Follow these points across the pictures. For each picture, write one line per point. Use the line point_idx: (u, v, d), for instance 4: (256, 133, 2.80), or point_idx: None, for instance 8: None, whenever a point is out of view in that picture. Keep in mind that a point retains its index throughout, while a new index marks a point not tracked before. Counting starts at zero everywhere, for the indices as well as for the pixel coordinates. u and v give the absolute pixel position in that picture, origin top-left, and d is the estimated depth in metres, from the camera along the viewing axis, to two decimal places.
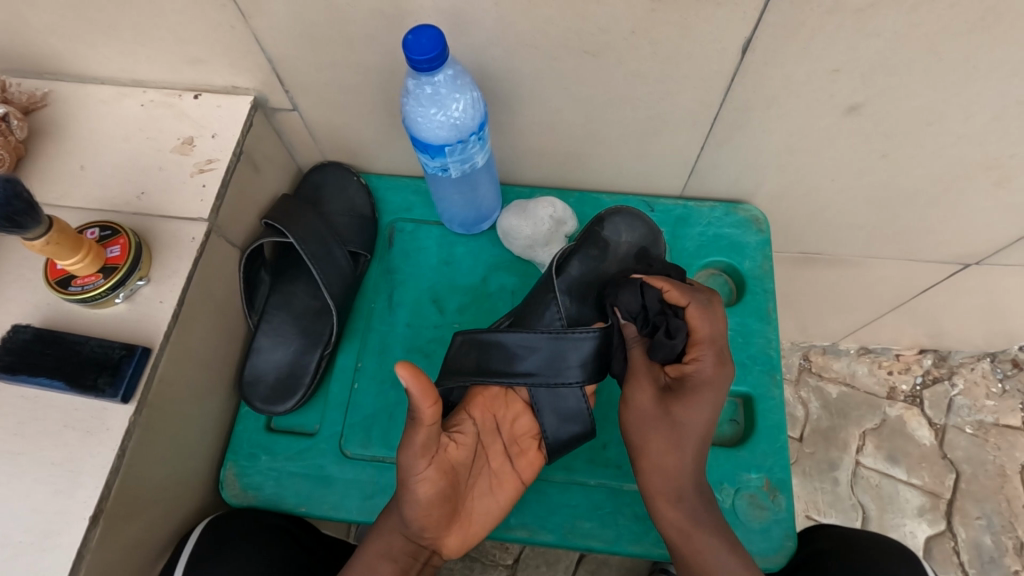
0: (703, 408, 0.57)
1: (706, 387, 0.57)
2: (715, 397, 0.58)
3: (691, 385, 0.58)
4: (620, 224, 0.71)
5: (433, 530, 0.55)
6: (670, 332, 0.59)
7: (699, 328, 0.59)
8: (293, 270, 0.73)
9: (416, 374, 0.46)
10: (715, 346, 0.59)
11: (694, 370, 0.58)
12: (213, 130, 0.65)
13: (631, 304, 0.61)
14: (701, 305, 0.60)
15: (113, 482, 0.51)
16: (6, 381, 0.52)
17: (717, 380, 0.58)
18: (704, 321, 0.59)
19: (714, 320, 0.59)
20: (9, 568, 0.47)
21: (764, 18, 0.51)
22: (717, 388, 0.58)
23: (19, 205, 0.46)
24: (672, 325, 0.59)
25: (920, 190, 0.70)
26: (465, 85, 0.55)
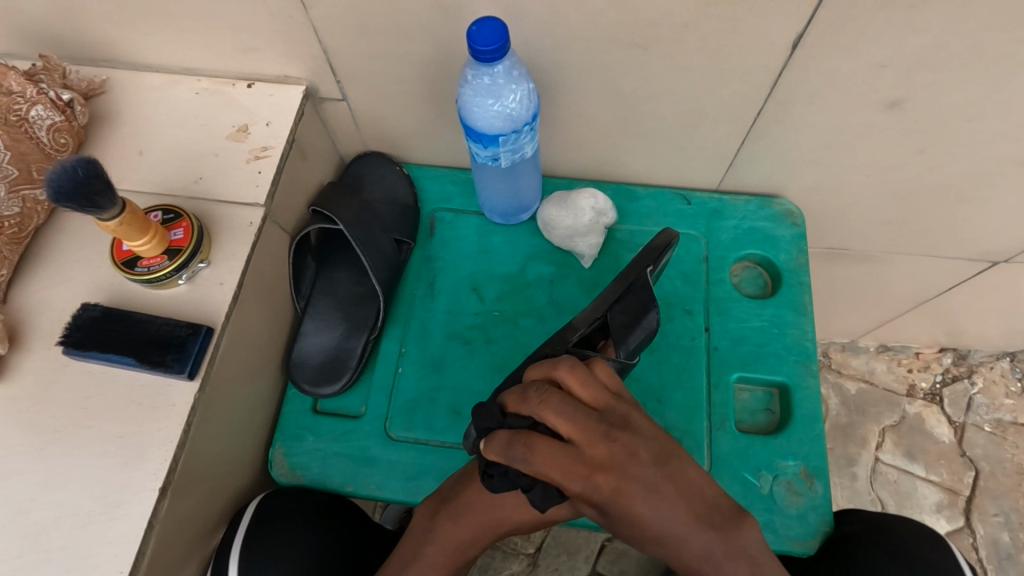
0: (650, 492, 0.46)
1: (629, 489, 0.45)
2: (648, 490, 0.46)
3: (607, 492, 0.45)
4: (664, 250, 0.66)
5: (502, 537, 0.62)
6: (519, 470, 0.47)
7: (559, 426, 0.45)
8: (338, 257, 0.75)
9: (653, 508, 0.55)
10: (579, 467, 0.44)
11: (616, 494, 0.45)
12: (266, 117, 0.67)
13: (487, 425, 0.49)
14: (540, 407, 0.45)
15: (179, 457, 0.52)
16: (76, 357, 0.54)
17: (623, 478, 0.45)
18: (591, 449, 0.45)
19: (591, 383, 0.47)
20: (81, 536, 0.49)
21: (815, 14, 0.52)
22: (632, 483, 0.46)
23: (98, 185, 0.48)
24: (532, 449, 0.47)
25: (954, 187, 0.71)
26: (521, 77, 0.57)
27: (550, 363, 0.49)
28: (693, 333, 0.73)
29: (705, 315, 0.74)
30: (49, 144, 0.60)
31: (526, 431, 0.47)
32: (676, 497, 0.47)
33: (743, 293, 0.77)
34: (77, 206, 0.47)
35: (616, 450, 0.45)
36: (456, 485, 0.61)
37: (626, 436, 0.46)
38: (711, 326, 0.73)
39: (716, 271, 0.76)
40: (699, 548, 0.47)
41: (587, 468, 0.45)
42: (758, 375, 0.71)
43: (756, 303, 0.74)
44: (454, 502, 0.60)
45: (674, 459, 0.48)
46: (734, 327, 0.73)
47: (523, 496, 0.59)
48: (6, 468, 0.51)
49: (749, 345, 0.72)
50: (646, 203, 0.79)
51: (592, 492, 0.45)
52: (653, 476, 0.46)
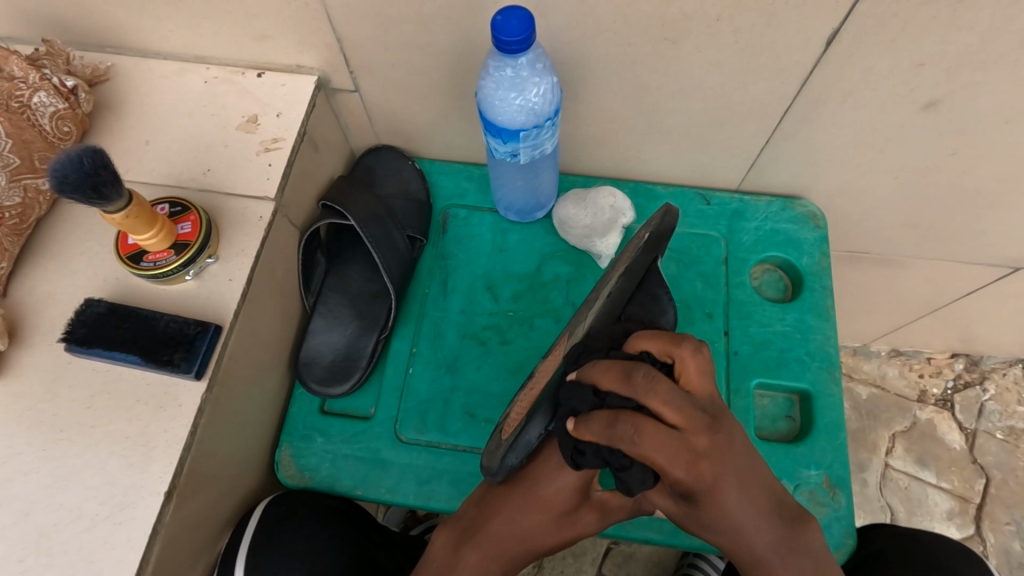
0: (736, 468, 0.41)
1: (725, 459, 0.41)
2: (740, 481, 0.41)
3: (703, 477, 0.40)
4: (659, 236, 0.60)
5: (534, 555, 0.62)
6: (629, 489, 0.42)
7: (669, 413, 0.40)
8: (349, 253, 0.73)
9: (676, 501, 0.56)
10: (686, 452, 0.39)
11: (707, 487, 0.41)
12: (277, 108, 0.65)
13: (595, 461, 0.45)
14: (650, 384, 0.40)
15: (186, 459, 0.50)
16: (79, 354, 0.52)
17: (721, 467, 0.40)
18: (657, 449, 0.39)
19: (677, 397, 0.40)
20: (83, 542, 0.47)
21: (855, 8, 0.50)
22: (727, 473, 0.41)
23: (105, 176, 0.45)
24: (629, 480, 0.42)
25: (983, 191, 0.69)
26: (545, 70, 0.55)
27: (607, 416, 0.42)
28: (713, 337, 0.71)
29: (726, 319, 0.72)
30: (52, 132, 0.58)
31: (622, 468, 0.42)
32: (758, 491, 0.43)
33: (764, 297, 0.75)
34: (82, 197, 0.45)
35: (720, 438, 0.40)
36: (478, 511, 0.60)
37: (725, 429, 0.41)
38: (732, 330, 0.71)
39: (737, 274, 0.74)
40: (761, 528, 0.42)
41: (693, 453, 0.40)
42: (780, 381, 0.69)
43: (778, 306, 0.73)
44: (480, 532, 0.59)
45: (732, 475, 0.41)
46: (756, 332, 0.71)
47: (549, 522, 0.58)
48: (5, 470, 0.49)
49: (771, 350, 0.70)
50: (665, 202, 0.77)
51: (693, 480, 0.40)
52: (746, 459, 0.42)
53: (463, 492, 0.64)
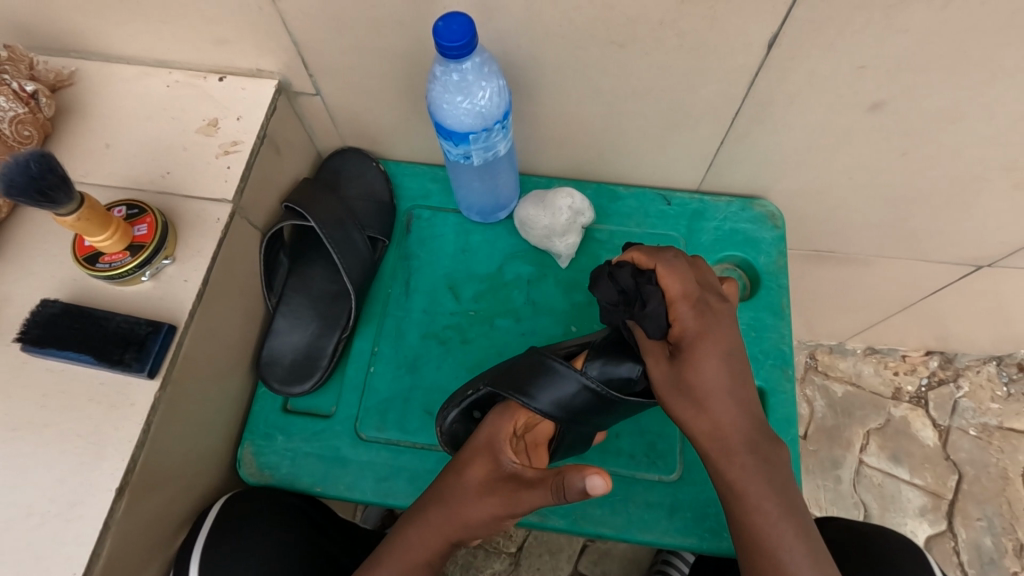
0: (711, 349, 0.53)
1: (699, 345, 0.53)
2: (729, 379, 0.54)
3: (695, 331, 0.54)
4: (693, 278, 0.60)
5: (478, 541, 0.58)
6: (645, 304, 0.55)
7: (671, 287, 0.55)
8: (313, 253, 0.74)
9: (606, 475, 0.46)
10: (699, 291, 0.56)
11: (692, 338, 0.54)
12: (237, 112, 0.66)
13: (625, 281, 0.56)
14: (671, 263, 0.56)
15: (137, 457, 0.52)
16: (34, 354, 0.53)
17: (716, 324, 0.55)
18: (676, 279, 0.55)
19: (682, 268, 0.56)
20: (33, 538, 0.48)
21: (792, 12, 0.51)
22: (717, 326, 0.54)
23: (52, 180, 0.46)
24: (647, 291, 0.55)
25: (936, 190, 0.71)
26: (492, 73, 0.56)
27: (651, 249, 0.58)
28: None
29: None
30: (12, 136, 0.59)
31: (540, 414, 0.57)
32: (746, 409, 0.53)
33: None
34: (30, 200, 0.46)
35: (721, 305, 0.56)
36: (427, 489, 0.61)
37: (725, 311, 0.56)
38: None
39: None
40: (737, 431, 0.52)
41: (699, 309, 0.55)
42: None
43: (736, 305, 0.74)
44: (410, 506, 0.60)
45: (724, 325, 0.55)
46: None
47: (470, 486, 0.56)
48: None
49: None
50: (627, 203, 0.78)
51: (701, 316, 0.54)
52: (716, 373, 0.53)
53: (421, 489, 0.66)
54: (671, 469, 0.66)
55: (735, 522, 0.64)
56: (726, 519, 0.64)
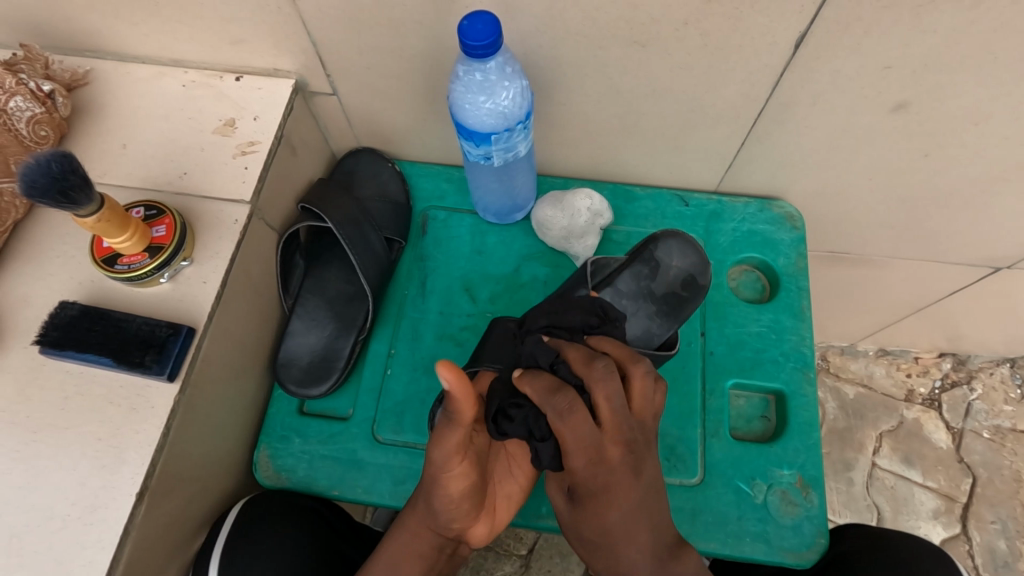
0: (635, 493, 0.48)
1: (615, 489, 0.48)
2: (626, 510, 0.49)
3: (598, 478, 0.48)
4: (671, 248, 0.66)
5: (460, 526, 0.55)
6: (539, 458, 0.49)
7: (642, 407, 0.50)
8: (328, 254, 0.73)
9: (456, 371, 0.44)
10: (623, 426, 0.47)
11: (605, 487, 0.48)
12: (254, 112, 0.65)
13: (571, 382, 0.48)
14: (648, 379, 0.49)
15: (158, 459, 0.51)
16: (52, 356, 0.52)
17: (615, 478, 0.48)
18: (606, 388, 0.46)
19: (613, 398, 0.47)
20: (54, 541, 0.48)
21: (819, 12, 0.51)
22: (619, 486, 0.48)
23: (73, 181, 0.46)
24: (541, 449, 0.48)
25: (958, 191, 0.70)
26: (515, 73, 0.55)
27: (588, 356, 0.49)
28: (689, 338, 0.71)
29: (702, 320, 0.72)
30: (29, 137, 0.58)
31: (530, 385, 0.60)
32: (649, 521, 0.50)
33: (741, 297, 0.75)
34: (50, 201, 0.46)
35: (626, 450, 0.48)
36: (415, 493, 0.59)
37: (638, 452, 0.49)
38: (708, 331, 0.72)
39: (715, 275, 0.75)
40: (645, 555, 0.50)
41: (592, 460, 0.47)
42: (755, 381, 0.69)
43: (755, 307, 0.73)
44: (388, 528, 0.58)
45: (622, 484, 0.48)
46: (731, 332, 0.72)
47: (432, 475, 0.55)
48: None
49: (746, 350, 0.71)
50: (644, 203, 0.78)
51: (596, 467, 0.47)
52: (630, 519, 0.49)
53: None
54: (693, 473, 0.66)
55: (756, 527, 0.63)
56: (746, 523, 0.64)
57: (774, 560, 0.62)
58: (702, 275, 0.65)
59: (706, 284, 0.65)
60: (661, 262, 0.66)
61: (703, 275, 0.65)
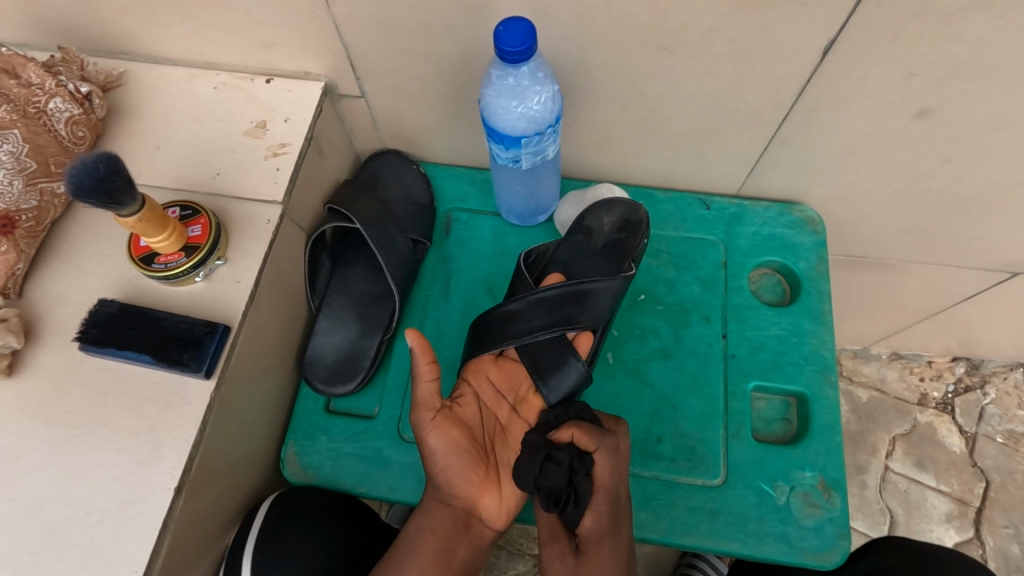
0: (613, 559, 0.54)
1: (605, 541, 0.55)
2: (603, 571, 0.54)
3: (593, 542, 0.55)
4: (597, 212, 0.71)
5: (465, 492, 0.57)
6: (579, 497, 0.55)
7: (602, 472, 0.56)
8: (353, 254, 0.74)
9: (419, 333, 0.54)
10: (604, 517, 0.55)
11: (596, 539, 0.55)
12: (284, 114, 0.66)
13: (557, 475, 0.55)
14: (613, 453, 0.56)
15: (195, 455, 0.52)
16: (92, 353, 0.53)
17: (603, 544, 0.55)
18: (606, 468, 0.55)
19: (604, 461, 0.56)
20: (94, 534, 0.49)
21: (849, 20, 0.51)
22: (603, 552, 0.54)
23: (118, 182, 0.47)
24: (581, 484, 0.55)
25: (979, 197, 0.70)
26: (546, 79, 0.56)
27: (597, 430, 0.57)
28: (711, 340, 0.72)
29: (723, 322, 0.73)
30: (67, 137, 0.60)
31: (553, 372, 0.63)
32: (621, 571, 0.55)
33: (762, 300, 0.76)
34: (97, 202, 0.47)
35: (604, 543, 0.55)
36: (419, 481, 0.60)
37: (614, 531, 0.55)
38: (729, 334, 0.72)
39: (736, 278, 0.75)
40: None
41: (605, 525, 0.55)
42: (776, 383, 0.70)
43: (775, 311, 0.74)
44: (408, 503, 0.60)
45: (610, 544, 0.55)
46: (752, 335, 0.72)
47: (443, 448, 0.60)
48: (19, 465, 0.51)
49: (768, 353, 0.71)
50: (665, 207, 0.78)
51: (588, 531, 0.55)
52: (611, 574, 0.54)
53: None
54: (715, 473, 0.66)
55: (778, 529, 0.64)
56: (768, 524, 0.64)
57: (795, 561, 0.63)
58: (638, 215, 0.69)
59: (642, 219, 0.69)
60: (594, 229, 0.72)
61: (640, 214, 0.69)
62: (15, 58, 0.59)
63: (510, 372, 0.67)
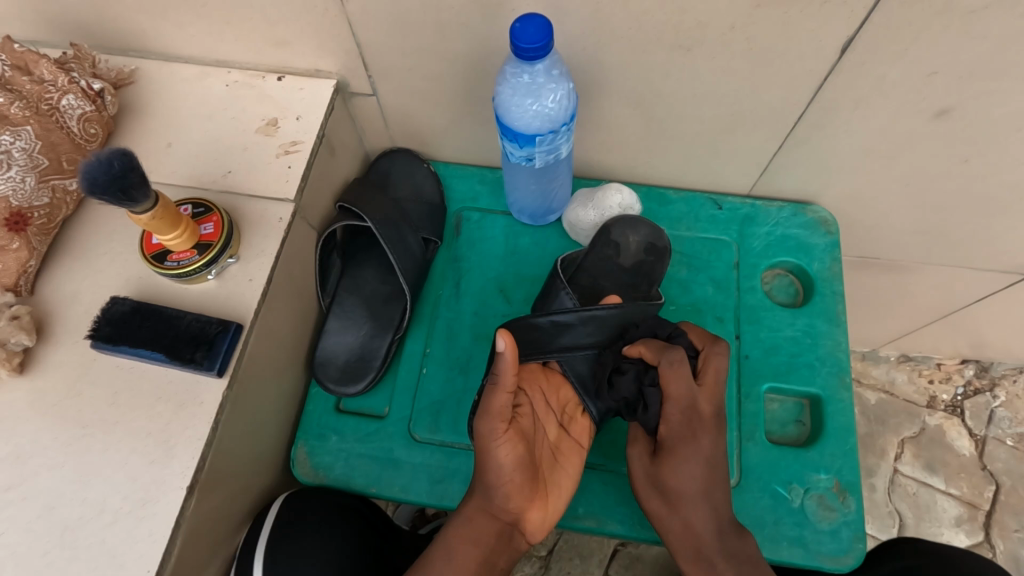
0: (693, 462, 0.57)
1: (703, 436, 0.57)
2: (699, 455, 0.57)
3: (687, 424, 0.57)
4: (624, 227, 0.70)
5: (517, 506, 0.56)
6: (648, 405, 0.59)
7: (677, 393, 0.57)
8: (364, 254, 0.74)
9: (510, 339, 0.52)
10: (691, 401, 0.57)
11: (683, 437, 0.58)
12: (296, 112, 0.66)
13: (626, 387, 0.60)
14: (674, 365, 0.57)
15: (207, 454, 0.52)
16: (105, 351, 0.53)
17: (700, 432, 0.57)
18: (677, 381, 0.57)
19: (682, 371, 0.57)
20: (108, 534, 0.48)
21: (868, 17, 0.51)
22: (704, 440, 0.57)
23: (133, 179, 0.47)
24: (650, 394, 0.59)
25: (995, 198, 0.69)
26: (561, 76, 0.56)
27: (663, 344, 0.59)
28: (724, 341, 0.72)
29: (737, 323, 0.73)
30: (79, 134, 0.59)
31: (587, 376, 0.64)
32: (709, 470, 0.57)
33: (775, 302, 0.75)
34: (111, 199, 0.46)
35: (686, 411, 0.57)
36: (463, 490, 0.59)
37: (705, 437, 0.58)
38: (742, 335, 0.72)
39: (749, 278, 0.75)
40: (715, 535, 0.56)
41: (688, 417, 0.57)
42: (790, 385, 0.70)
43: (789, 312, 0.73)
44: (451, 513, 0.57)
45: (705, 442, 0.57)
46: (766, 337, 0.72)
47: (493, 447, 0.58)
48: (31, 463, 0.50)
49: (782, 355, 0.71)
50: (677, 207, 0.78)
51: (678, 423, 0.58)
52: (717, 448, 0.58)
53: None
54: (729, 475, 0.66)
55: (793, 532, 0.63)
56: (783, 527, 0.64)
57: (812, 564, 0.62)
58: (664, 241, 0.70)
59: (665, 246, 0.71)
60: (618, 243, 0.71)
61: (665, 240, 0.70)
62: (27, 55, 0.59)
63: (559, 385, 0.66)
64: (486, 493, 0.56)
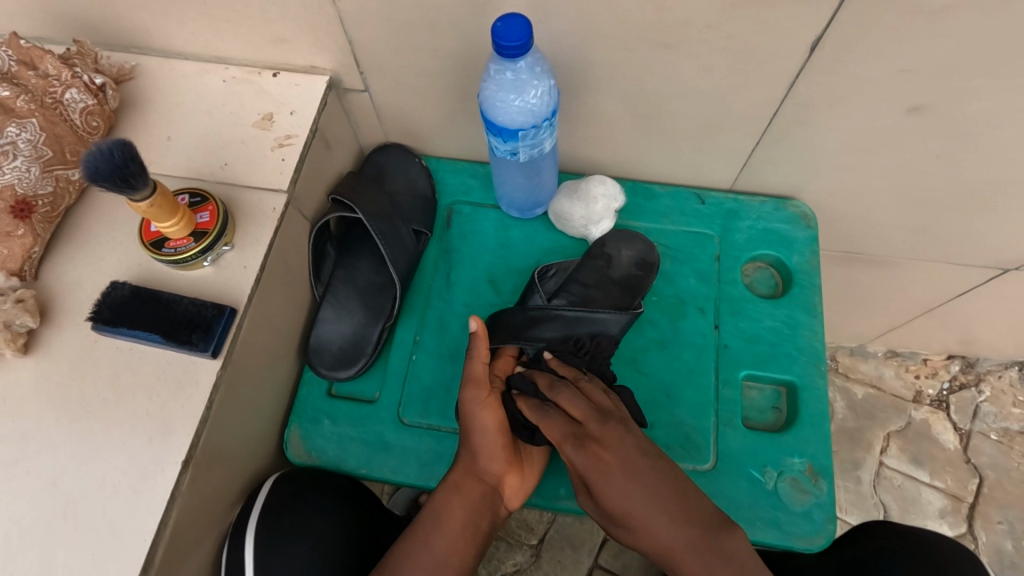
0: (617, 475, 0.52)
1: (610, 440, 0.54)
2: (624, 478, 0.52)
3: (588, 456, 0.54)
4: (618, 242, 0.73)
5: (498, 467, 0.60)
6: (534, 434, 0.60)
7: (571, 415, 0.57)
8: (358, 245, 0.76)
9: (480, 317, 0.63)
10: (577, 433, 0.55)
11: (591, 468, 0.54)
12: (291, 107, 0.68)
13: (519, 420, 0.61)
14: (551, 411, 0.57)
15: (201, 432, 0.54)
16: (105, 333, 0.56)
17: (608, 442, 0.54)
18: (571, 405, 0.57)
19: (575, 403, 0.57)
20: (108, 506, 0.51)
21: (838, 16, 0.53)
22: (613, 450, 0.54)
23: (133, 168, 0.49)
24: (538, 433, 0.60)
25: (970, 193, 0.72)
26: (544, 73, 0.58)
27: (549, 380, 0.60)
28: (705, 331, 0.74)
29: (717, 314, 0.75)
30: (82, 127, 0.62)
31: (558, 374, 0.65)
32: (637, 482, 0.52)
33: (756, 293, 0.78)
34: (113, 186, 0.49)
35: (608, 427, 0.55)
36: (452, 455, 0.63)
37: (616, 434, 0.55)
38: (722, 324, 0.74)
39: (730, 270, 0.77)
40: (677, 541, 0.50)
41: (582, 444, 0.55)
42: (768, 373, 0.72)
43: (769, 302, 0.75)
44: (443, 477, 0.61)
45: (614, 448, 0.54)
46: (747, 327, 0.74)
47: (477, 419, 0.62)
48: (36, 439, 0.53)
49: (761, 344, 0.73)
50: (662, 201, 0.80)
51: (582, 457, 0.54)
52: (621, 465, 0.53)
53: None
54: (707, 459, 0.68)
55: (768, 513, 0.66)
56: (759, 509, 0.66)
57: (786, 545, 0.65)
58: (654, 259, 0.73)
59: (655, 264, 0.73)
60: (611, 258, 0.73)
61: (656, 259, 0.73)
62: (33, 50, 0.61)
63: None
64: (471, 455, 0.60)
